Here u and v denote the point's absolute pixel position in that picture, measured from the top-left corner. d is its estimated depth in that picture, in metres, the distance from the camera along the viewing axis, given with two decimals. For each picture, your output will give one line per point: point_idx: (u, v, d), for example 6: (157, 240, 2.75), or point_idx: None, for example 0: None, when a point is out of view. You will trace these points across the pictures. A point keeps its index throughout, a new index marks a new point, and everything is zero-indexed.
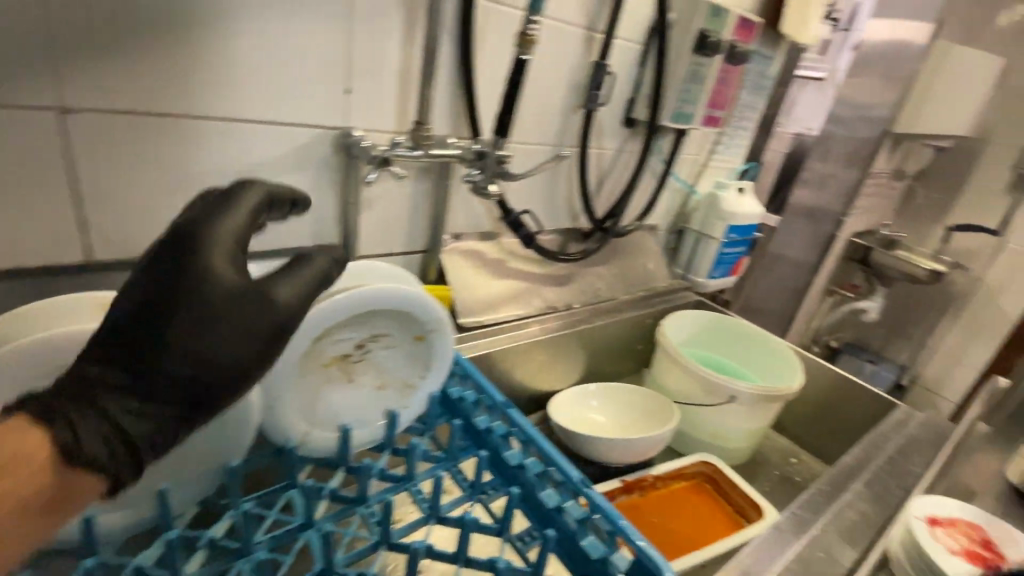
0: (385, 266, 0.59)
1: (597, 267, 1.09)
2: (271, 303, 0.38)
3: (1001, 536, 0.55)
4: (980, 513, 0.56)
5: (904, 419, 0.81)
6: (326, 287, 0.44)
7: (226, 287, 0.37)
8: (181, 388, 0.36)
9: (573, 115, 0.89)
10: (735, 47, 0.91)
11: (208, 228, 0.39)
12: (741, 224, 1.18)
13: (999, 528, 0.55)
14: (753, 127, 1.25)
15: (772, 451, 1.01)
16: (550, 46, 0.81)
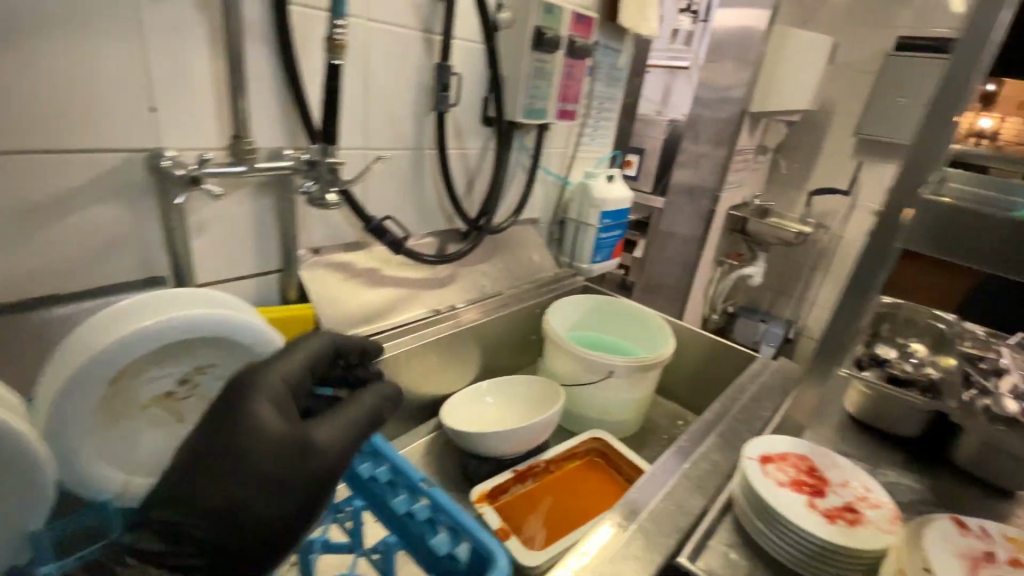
0: (220, 294, 0.56)
1: (479, 265, 1.09)
2: (312, 453, 0.42)
3: (825, 462, 0.60)
4: (808, 445, 0.62)
5: (758, 370, 0.88)
6: (374, 427, 0.48)
7: (272, 439, 0.41)
8: (232, 533, 0.39)
9: (426, 117, 0.89)
10: (574, 42, 0.96)
11: (270, 374, 0.45)
12: (612, 210, 1.25)
13: (823, 455, 0.61)
14: (616, 115, 1.32)
15: (660, 418, 1.07)
16: (361, 40, 0.76)
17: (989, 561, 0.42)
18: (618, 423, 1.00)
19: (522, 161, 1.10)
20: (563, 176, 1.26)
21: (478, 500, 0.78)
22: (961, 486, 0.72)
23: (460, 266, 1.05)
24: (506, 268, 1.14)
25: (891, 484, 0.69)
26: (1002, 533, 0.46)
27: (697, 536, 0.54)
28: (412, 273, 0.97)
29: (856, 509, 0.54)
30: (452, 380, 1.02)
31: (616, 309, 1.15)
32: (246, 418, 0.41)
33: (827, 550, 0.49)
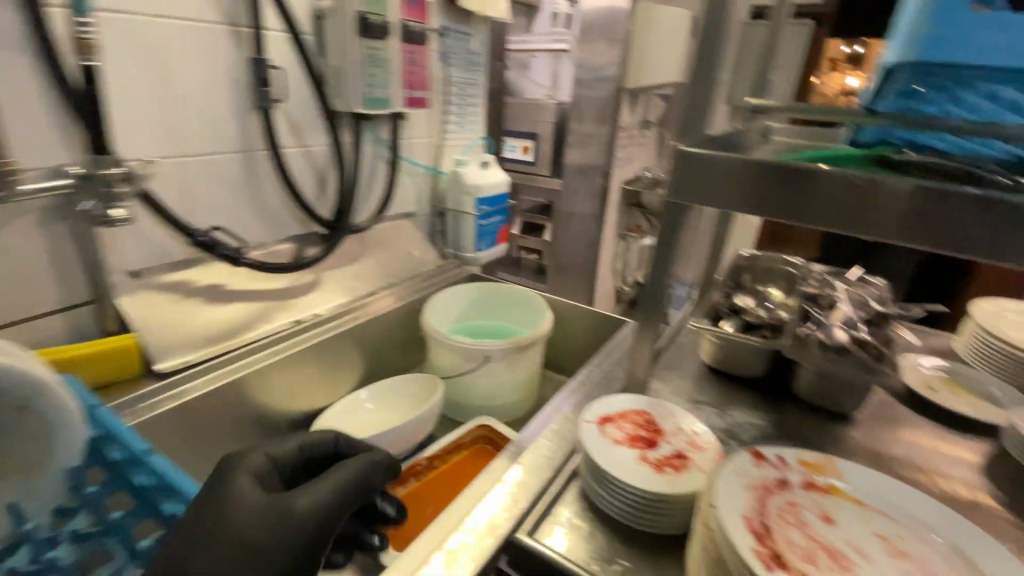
0: None
1: (348, 267, 1.04)
2: (293, 510, 0.45)
3: (660, 414, 0.64)
4: (646, 401, 0.66)
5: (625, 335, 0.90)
6: (360, 486, 0.53)
7: (253, 502, 0.45)
8: None
9: (249, 117, 0.84)
10: (408, 27, 0.94)
11: (253, 455, 0.51)
12: (489, 195, 1.23)
13: (660, 408, 0.65)
14: (483, 99, 1.31)
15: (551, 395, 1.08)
16: (121, 39, 0.67)
17: (779, 486, 0.45)
18: (506, 406, 0.99)
19: (381, 154, 1.06)
20: (435, 166, 1.23)
21: None
22: (804, 416, 0.77)
23: (324, 270, 1.00)
24: (380, 265, 1.10)
25: (737, 423, 0.73)
26: (798, 459, 0.48)
27: (537, 508, 0.56)
28: (264, 284, 0.91)
29: (684, 455, 0.57)
30: (330, 391, 0.97)
31: (499, 293, 1.15)
32: (228, 493, 0.45)
33: (651, 500, 0.52)
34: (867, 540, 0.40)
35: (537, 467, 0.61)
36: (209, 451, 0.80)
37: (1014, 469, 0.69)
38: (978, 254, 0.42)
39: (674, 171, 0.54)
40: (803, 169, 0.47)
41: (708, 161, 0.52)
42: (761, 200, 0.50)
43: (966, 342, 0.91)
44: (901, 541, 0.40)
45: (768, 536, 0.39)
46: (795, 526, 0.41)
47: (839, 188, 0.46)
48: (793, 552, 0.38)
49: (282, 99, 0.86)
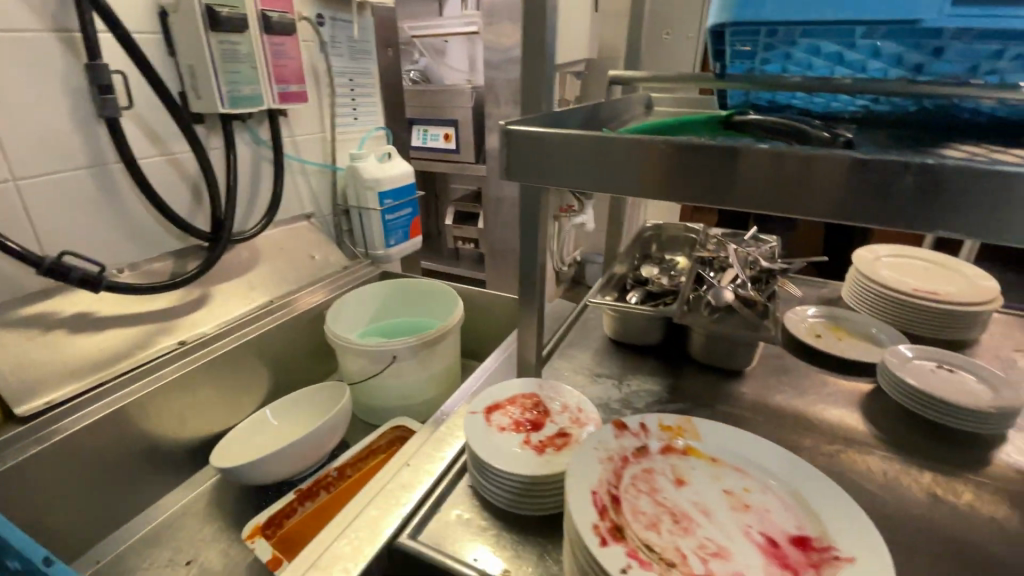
0: None
1: (241, 279, 0.98)
2: None
3: (548, 394, 0.64)
4: (534, 382, 0.66)
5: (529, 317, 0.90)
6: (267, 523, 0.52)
7: None
8: None
9: (97, 128, 0.77)
10: (269, 16, 0.88)
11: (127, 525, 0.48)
12: (394, 188, 1.18)
13: (548, 387, 0.65)
14: (378, 89, 1.26)
15: None
16: None
17: (638, 455, 0.47)
18: (423, 403, 0.97)
19: (263, 154, 1.01)
20: (330, 163, 1.17)
21: (249, 537, 0.71)
22: (699, 376, 0.79)
23: (214, 283, 0.94)
24: (280, 272, 1.04)
25: (633, 392, 0.74)
26: (659, 424, 0.50)
27: (422, 509, 0.54)
28: (142, 306, 0.84)
29: (567, 433, 0.57)
30: (231, 410, 0.93)
31: (411, 288, 1.12)
32: None
33: (531, 484, 0.51)
34: (714, 497, 0.43)
35: (426, 466, 0.59)
36: (92, 492, 0.74)
37: (883, 401, 0.74)
38: (951, 230, 0.32)
39: (577, 154, 0.44)
40: (726, 146, 0.37)
41: (614, 142, 0.42)
42: (679, 186, 0.40)
43: (849, 288, 0.97)
44: (746, 494, 0.44)
45: (612, 510, 0.40)
46: (646, 493, 0.44)
47: (764, 171, 0.36)
48: (637, 522, 0.40)
49: (130, 105, 0.79)
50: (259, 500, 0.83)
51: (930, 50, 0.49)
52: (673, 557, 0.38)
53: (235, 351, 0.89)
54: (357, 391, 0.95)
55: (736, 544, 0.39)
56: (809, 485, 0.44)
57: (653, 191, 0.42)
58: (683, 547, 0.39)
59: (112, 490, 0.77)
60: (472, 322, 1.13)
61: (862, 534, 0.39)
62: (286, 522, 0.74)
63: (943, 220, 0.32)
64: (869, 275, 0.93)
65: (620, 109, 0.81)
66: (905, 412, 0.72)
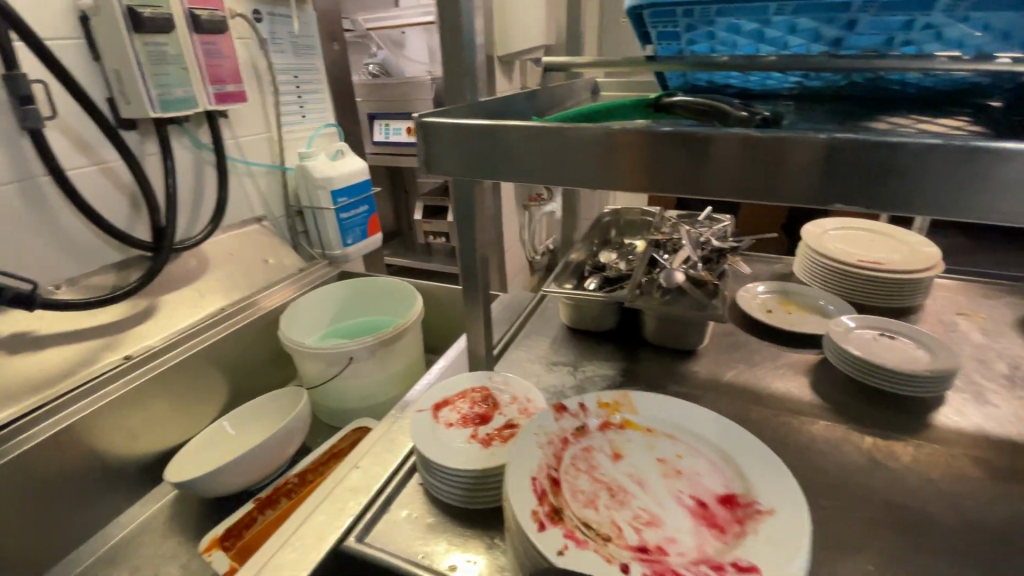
0: None
1: (189, 287, 0.95)
2: None
3: (495, 385, 0.64)
4: (483, 376, 0.66)
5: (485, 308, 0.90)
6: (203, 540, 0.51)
7: None
8: None
9: (19, 139, 0.73)
10: (197, 15, 0.85)
11: None
12: (347, 186, 1.16)
13: (497, 379, 0.65)
14: (326, 86, 1.23)
15: None
16: None
17: (578, 435, 0.48)
18: (386, 402, 0.97)
19: (205, 158, 0.98)
20: (279, 163, 1.14)
21: (206, 550, 0.69)
22: (652, 358, 0.80)
23: (160, 294, 0.91)
24: (232, 279, 1.02)
25: (587, 378, 0.75)
26: (597, 401, 0.52)
27: (371, 510, 0.54)
28: (82, 322, 0.81)
29: (514, 423, 0.57)
30: (187, 421, 0.91)
31: (370, 286, 1.10)
32: None
33: (476, 478, 0.51)
34: (648, 465, 0.46)
35: (375, 468, 0.58)
36: (41, 517, 0.72)
37: (829, 371, 0.76)
38: (849, 203, 0.35)
39: (529, 150, 0.43)
40: (695, 134, 0.36)
41: (570, 134, 0.40)
42: (656, 171, 0.39)
43: (799, 263, 0.98)
44: (678, 459, 0.46)
45: (550, 494, 0.41)
46: (585, 473, 0.45)
47: (737, 152, 0.36)
48: (576, 503, 0.42)
49: (52, 115, 0.76)
50: (221, 511, 0.82)
51: (843, 24, 0.49)
52: (609, 531, 0.39)
53: (186, 362, 0.87)
54: (317, 394, 0.93)
55: (668, 510, 0.41)
56: (736, 443, 0.47)
57: (627, 179, 0.40)
58: (619, 520, 0.41)
59: (62, 513, 0.74)
60: (433, 317, 1.12)
61: (776, 484, 0.42)
62: (246, 532, 0.72)
63: (865, 196, 0.34)
64: (817, 248, 0.94)
65: (563, 96, 0.80)
66: (849, 379, 0.74)
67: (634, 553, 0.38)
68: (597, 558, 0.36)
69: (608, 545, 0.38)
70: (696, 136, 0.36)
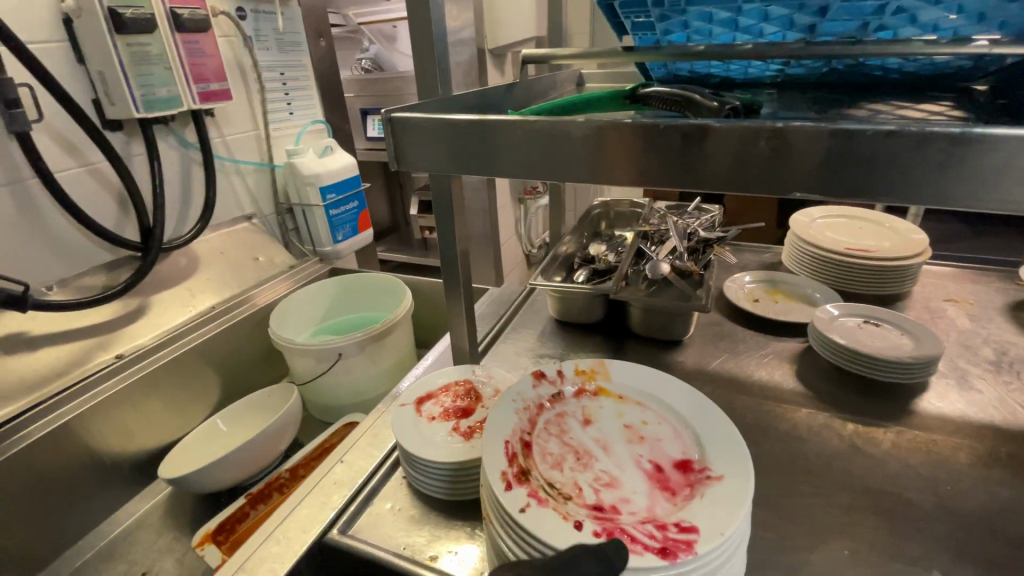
0: None
1: (180, 286, 0.95)
2: None
3: (478, 378, 0.64)
4: (467, 369, 0.66)
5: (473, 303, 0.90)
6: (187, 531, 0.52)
7: None
8: None
9: (6, 142, 0.73)
10: (178, 14, 0.84)
11: None
12: (335, 183, 1.16)
13: (481, 373, 0.66)
14: (313, 82, 1.23)
15: None
16: None
17: (553, 401, 0.51)
18: (377, 397, 0.97)
19: (193, 157, 0.98)
20: (267, 161, 1.14)
21: (199, 544, 0.70)
22: (639, 349, 0.80)
23: (151, 294, 0.91)
24: (223, 277, 1.02)
25: None
26: (574, 369, 0.55)
27: (355, 504, 0.54)
28: (72, 322, 0.81)
29: None
30: (180, 418, 0.92)
31: (360, 283, 1.10)
32: None
33: (458, 469, 0.52)
34: (614, 432, 0.48)
35: (360, 462, 0.59)
36: (37, 516, 0.73)
37: (815, 359, 0.76)
38: (809, 191, 0.36)
39: (521, 145, 0.42)
40: (690, 128, 0.36)
41: (561, 129, 0.40)
42: (649, 166, 0.39)
43: (788, 252, 0.98)
44: (643, 427, 0.48)
45: (521, 456, 0.43)
46: (555, 436, 0.48)
47: (733, 146, 0.36)
48: (543, 464, 0.44)
49: (37, 117, 0.76)
50: (215, 506, 0.83)
51: (814, 10, 0.49)
52: (570, 491, 0.41)
53: (178, 360, 0.88)
54: (309, 390, 0.94)
55: (626, 473, 0.43)
56: (699, 414, 0.49)
57: (623, 174, 0.40)
58: (581, 481, 0.43)
59: (57, 511, 0.75)
60: (424, 312, 1.13)
61: (730, 450, 0.44)
62: (238, 526, 0.73)
63: (828, 179, 0.35)
64: (805, 236, 0.94)
65: (545, 88, 0.80)
66: (833, 367, 0.74)
67: (590, 510, 0.39)
68: (553, 512, 0.38)
69: (566, 502, 0.40)
70: (690, 130, 0.36)
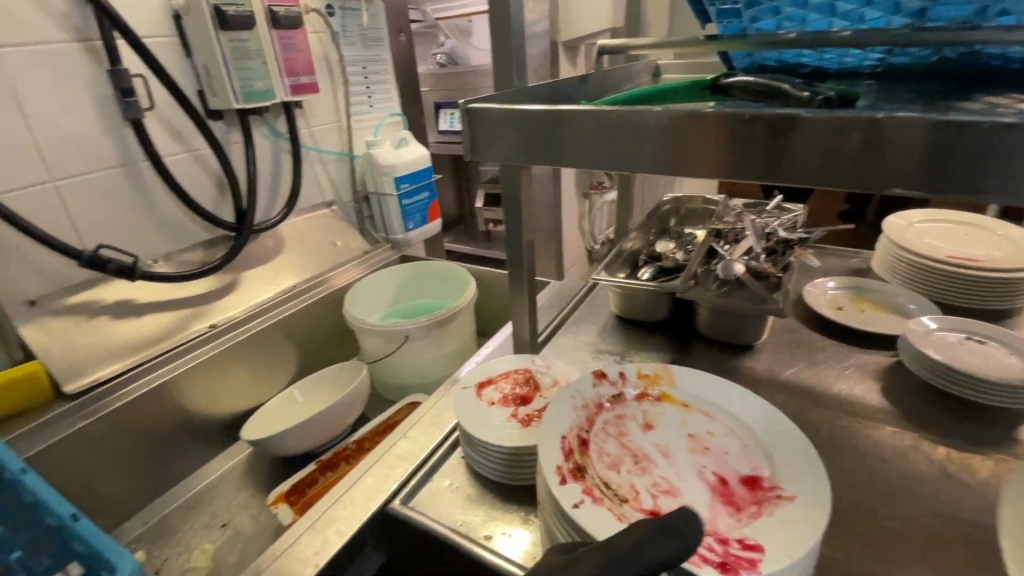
0: None
1: (265, 265, 1.03)
2: None
3: (537, 368, 0.65)
4: (527, 358, 0.67)
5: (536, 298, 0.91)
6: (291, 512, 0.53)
7: None
8: None
9: (125, 129, 0.83)
10: (274, 11, 0.91)
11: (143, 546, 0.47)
12: (408, 173, 1.21)
13: (540, 363, 0.66)
14: (392, 76, 1.28)
15: None
16: None
17: (613, 402, 0.51)
18: (438, 381, 1.01)
19: (282, 146, 1.06)
20: (348, 151, 1.21)
21: (274, 502, 0.76)
22: (705, 352, 0.78)
23: (241, 271, 1.00)
24: (303, 259, 1.09)
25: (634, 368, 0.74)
26: (637, 372, 0.54)
27: (415, 477, 0.57)
28: (173, 292, 0.90)
29: None
30: (262, 386, 1.00)
31: (427, 270, 1.14)
32: None
33: (515, 455, 0.53)
34: (677, 440, 0.47)
35: (421, 440, 0.62)
36: (139, 461, 0.82)
37: (905, 375, 0.70)
38: (908, 187, 0.33)
39: (594, 134, 0.42)
40: (779, 116, 0.35)
41: (636, 118, 0.40)
42: (732, 158, 0.37)
43: (878, 259, 0.91)
44: (708, 437, 0.47)
45: (577, 453, 0.43)
46: (614, 437, 0.47)
47: (822, 137, 0.34)
48: (600, 464, 0.44)
49: (151, 107, 0.84)
50: (288, 470, 0.90)
51: None
52: (627, 493, 0.41)
53: (262, 332, 0.95)
54: (376, 370, 0.99)
55: (687, 482, 0.42)
56: (770, 431, 0.46)
57: (702, 163, 0.39)
58: (638, 485, 0.42)
59: (156, 459, 0.85)
60: (487, 303, 1.15)
61: (803, 471, 0.41)
62: (308, 489, 0.78)
63: (937, 178, 0.32)
64: (900, 241, 0.86)
65: (618, 80, 0.79)
66: (926, 385, 0.68)
67: (646, 515, 0.39)
68: (609, 512, 0.38)
69: (622, 505, 0.40)
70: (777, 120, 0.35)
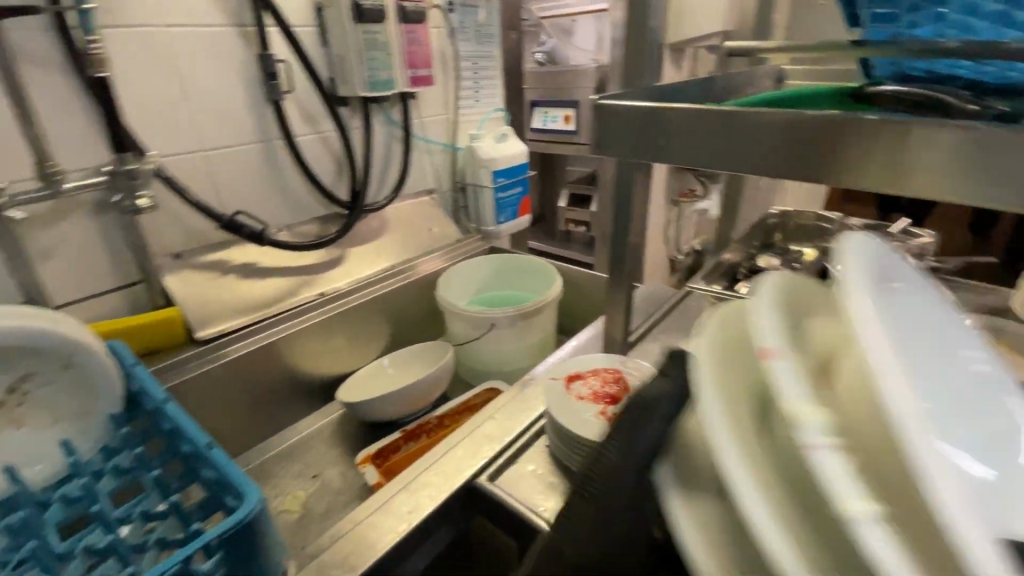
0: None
1: (369, 243, 1.11)
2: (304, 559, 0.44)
3: (630, 370, 0.65)
4: (618, 358, 0.67)
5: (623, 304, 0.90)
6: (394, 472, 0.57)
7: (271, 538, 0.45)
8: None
9: (266, 109, 0.91)
10: (404, 6, 0.97)
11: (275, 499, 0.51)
12: (506, 167, 1.25)
13: (631, 365, 0.66)
14: (499, 72, 1.32)
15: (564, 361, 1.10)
16: (141, 50, 0.76)
17: None
18: (517, 371, 1.03)
19: (395, 134, 1.12)
20: (452, 143, 1.26)
21: (361, 462, 0.82)
22: None
23: (346, 247, 1.07)
24: (401, 241, 1.16)
25: None
26: None
27: (501, 457, 0.59)
28: (289, 260, 0.99)
29: None
30: (355, 356, 1.07)
31: (515, 264, 1.17)
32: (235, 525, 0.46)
33: None
34: None
35: (507, 422, 0.64)
36: (247, 408, 0.91)
37: None
38: None
39: (700, 133, 0.45)
40: (905, 128, 0.35)
41: (752, 122, 0.42)
42: (849, 165, 0.38)
43: (1017, 296, 0.81)
44: None
45: None
46: None
47: (951, 153, 0.33)
48: None
49: (290, 89, 0.92)
50: (372, 436, 0.96)
51: None
52: None
53: (360, 306, 1.02)
54: (460, 353, 1.03)
55: None
56: None
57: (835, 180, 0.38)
58: None
59: (260, 409, 0.94)
60: (570, 301, 1.15)
61: None
62: (392, 456, 0.84)
63: None
64: None
65: (740, 84, 0.76)
66: None
67: None
68: None
69: None
70: (906, 135, 0.35)
